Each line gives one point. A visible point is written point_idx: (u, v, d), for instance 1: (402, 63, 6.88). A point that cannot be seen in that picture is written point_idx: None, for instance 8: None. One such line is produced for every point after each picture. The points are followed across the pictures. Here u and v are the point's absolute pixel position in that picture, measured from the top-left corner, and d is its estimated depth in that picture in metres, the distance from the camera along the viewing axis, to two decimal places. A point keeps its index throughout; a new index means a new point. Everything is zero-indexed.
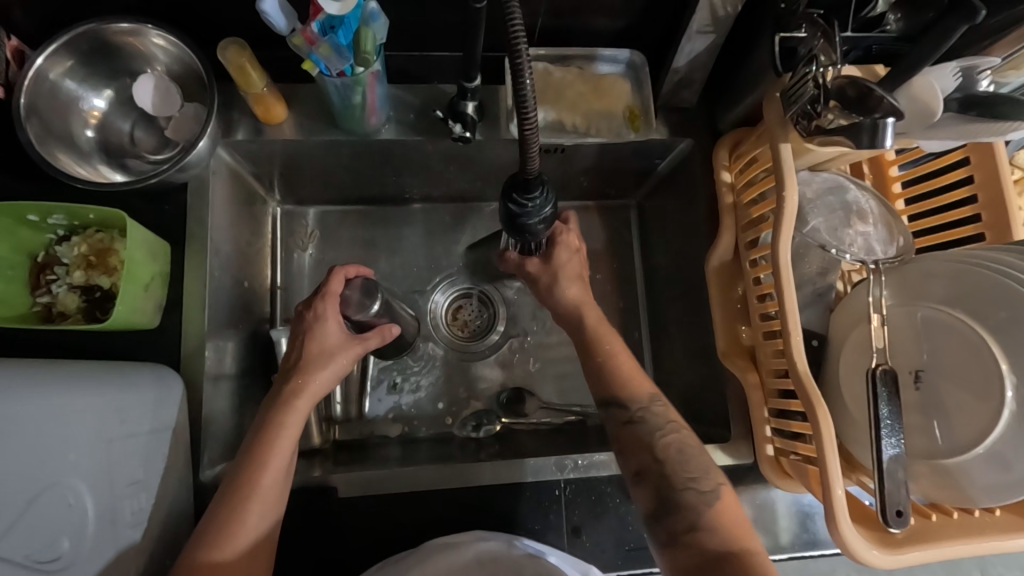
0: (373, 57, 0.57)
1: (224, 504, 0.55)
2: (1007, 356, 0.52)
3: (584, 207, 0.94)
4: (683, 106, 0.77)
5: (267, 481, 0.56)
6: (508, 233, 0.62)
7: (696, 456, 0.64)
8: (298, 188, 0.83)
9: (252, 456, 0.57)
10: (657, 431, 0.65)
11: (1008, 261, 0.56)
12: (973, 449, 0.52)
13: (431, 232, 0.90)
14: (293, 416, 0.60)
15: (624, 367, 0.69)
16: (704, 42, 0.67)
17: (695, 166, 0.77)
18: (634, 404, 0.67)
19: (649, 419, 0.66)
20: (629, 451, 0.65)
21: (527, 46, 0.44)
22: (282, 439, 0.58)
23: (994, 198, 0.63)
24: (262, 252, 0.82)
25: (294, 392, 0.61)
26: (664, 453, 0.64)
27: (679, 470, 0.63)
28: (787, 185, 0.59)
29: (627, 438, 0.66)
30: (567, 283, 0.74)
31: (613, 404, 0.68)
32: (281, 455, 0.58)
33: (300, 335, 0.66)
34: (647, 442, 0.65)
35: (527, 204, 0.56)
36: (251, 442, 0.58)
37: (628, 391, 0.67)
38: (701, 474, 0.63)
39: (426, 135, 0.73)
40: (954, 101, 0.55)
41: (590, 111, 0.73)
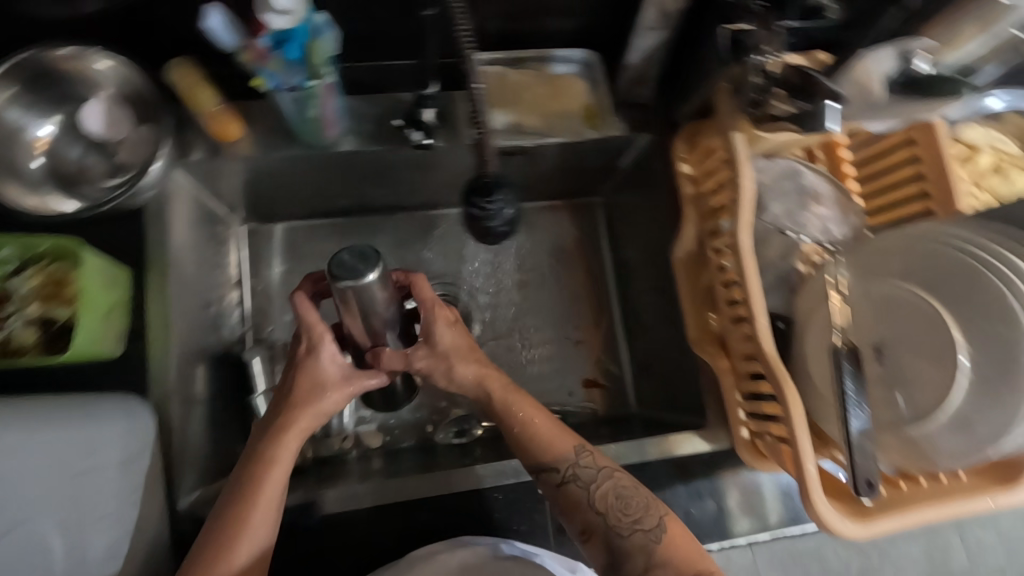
0: (324, 67, 0.56)
1: (211, 546, 0.55)
2: (959, 325, 0.54)
3: (552, 207, 0.95)
4: (642, 102, 0.78)
5: (256, 517, 0.56)
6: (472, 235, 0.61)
7: (634, 497, 0.62)
8: (262, 204, 0.83)
9: (242, 488, 0.57)
10: (591, 485, 0.63)
11: (963, 235, 0.57)
12: (934, 415, 0.54)
13: (402, 240, 0.91)
14: (285, 451, 0.59)
15: (540, 431, 0.64)
16: (655, 38, 0.68)
17: (655, 160, 0.79)
18: (563, 465, 0.63)
19: (580, 476, 0.63)
20: (570, 511, 0.63)
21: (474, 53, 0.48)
22: (271, 474, 0.57)
23: (938, 173, 0.64)
24: (225, 272, 0.81)
25: (283, 427, 0.59)
26: (603, 506, 0.62)
27: (621, 518, 0.62)
28: (741, 172, 0.60)
29: (564, 499, 0.63)
30: (461, 363, 0.65)
31: (542, 471, 0.64)
32: (273, 490, 0.57)
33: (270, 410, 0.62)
34: (584, 502, 0.62)
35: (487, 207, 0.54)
36: (241, 475, 0.58)
37: (553, 455, 0.63)
38: (642, 513, 0.62)
39: (386, 143, 0.72)
40: (897, 82, 0.57)
41: (548, 113, 0.74)
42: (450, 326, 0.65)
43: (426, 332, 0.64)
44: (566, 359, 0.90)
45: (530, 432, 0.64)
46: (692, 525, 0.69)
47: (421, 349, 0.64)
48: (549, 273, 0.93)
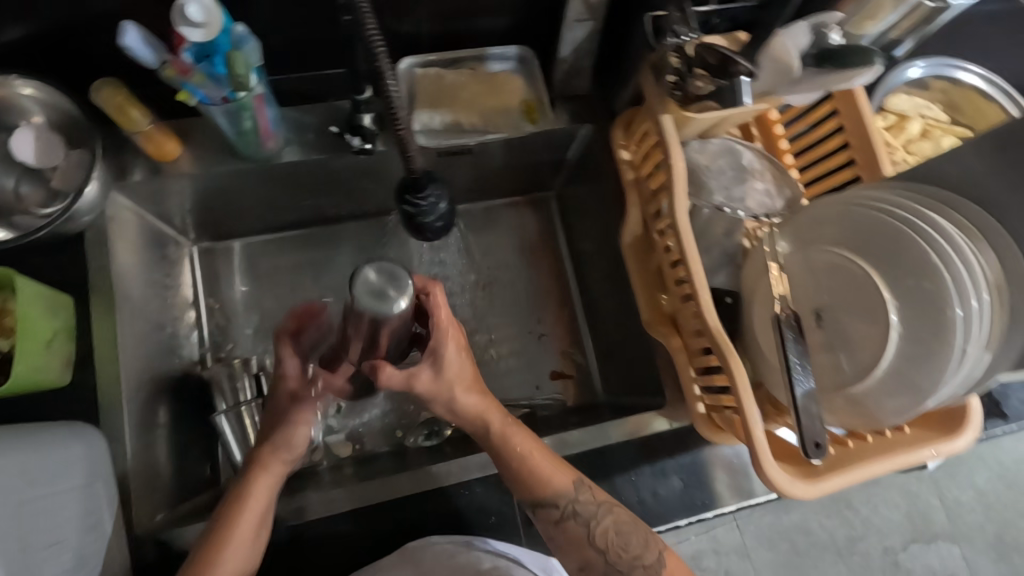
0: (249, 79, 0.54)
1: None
2: (888, 285, 0.56)
3: (513, 203, 0.97)
4: (580, 94, 0.79)
5: (229, 556, 0.57)
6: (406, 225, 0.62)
7: (634, 534, 0.63)
8: (212, 224, 0.83)
9: (216, 530, 0.58)
10: (591, 521, 0.63)
11: (891, 199, 0.59)
12: (873, 372, 0.56)
13: (359, 249, 0.92)
14: (262, 488, 0.60)
15: (541, 466, 0.64)
16: (584, 30, 0.70)
17: (598, 150, 0.80)
18: (562, 501, 0.64)
19: (580, 512, 0.64)
20: (569, 547, 0.64)
21: (389, 64, 0.48)
22: (244, 515, 0.58)
23: (863, 140, 0.66)
24: (178, 294, 0.81)
25: (257, 468, 0.60)
26: (604, 542, 0.63)
27: (621, 554, 0.62)
28: (671, 152, 0.62)
29: (562, 536, 0.64)
30: (463, 392, 0.62)
31: (541, 507, 0.64)
32: (248, 529, 0.58)
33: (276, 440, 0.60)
34: (584, 538, 0.63)
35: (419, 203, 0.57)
36: (216, 515, 0.59)
37: (554, 491, 0.63)
38: (642, 551, 0.62)
39: (329, 152, 0.73)
40: (811, 56, 0.59)
41: (486, 109, 0.74)
42: (457, 346, 0.60)
43: (438, 355, 0.59)
44: (530, 354, 0.91)
45: (529, 467, 0.63)
46: (658, 503, 0.71)
47: (428, 373, 0.59)
48: (509, 270, 0.94)
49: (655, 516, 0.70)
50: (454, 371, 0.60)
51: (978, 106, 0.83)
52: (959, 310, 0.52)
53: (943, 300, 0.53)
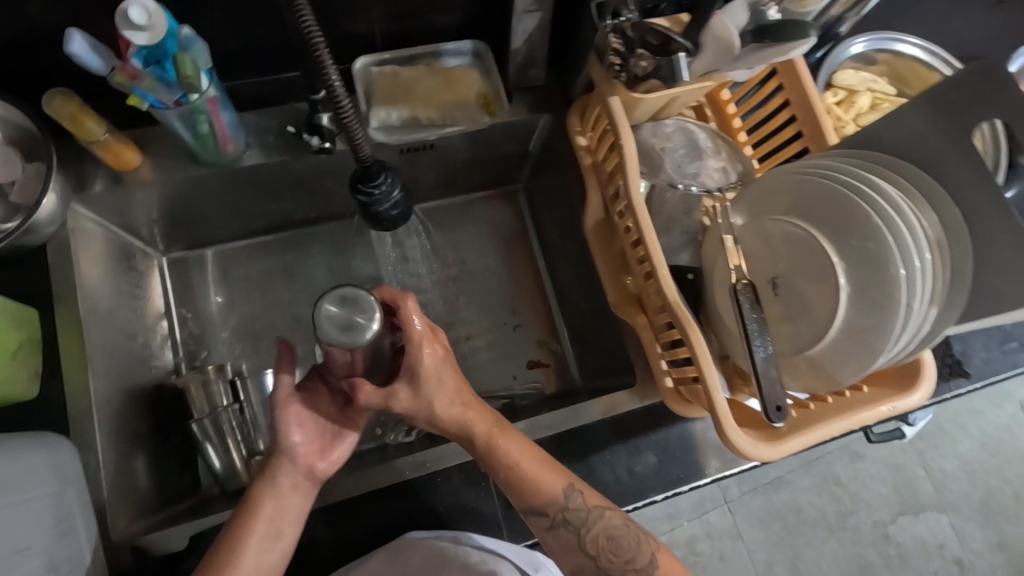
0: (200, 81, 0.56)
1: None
2: (834, 248, 0.58)
3: (485, 197, 0.98)
4: (537, 84, 0.81)
5: (247, 563, 0.56)
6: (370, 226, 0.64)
7: (625, 536, 0.63)
8: (180, 234, 0.84)
9: (233, 538, 0.57)
10: (582, 528, 0.63)
11: (836, 165, 0.61)
12: (826, 333, 0.58)
13: (331, 251, 0.93)
14: (270, 500, 0.59)
15: (531, 474, 0.63)
16: (534, 20, 0.71)
17: (557, 139, 0.82)
18: (552, 509, 0.63)
19: (571, 520, 0.63)
20: (562, 552, 0.65)
21: (333, 66, 0.48)
22: (260, 521, 0.58)
23: (808, 113, 0.68)
24: (149, 304, 0.81)
25: (273, 473, 0.60)
26: (596, 548, 0.64)
27: (613, 558, 0.64)
28: (623, 135, 0.64)
29: (554, 540, 0.64)
30: (445, 403, 0.61)
31: (533, 513, 0.64)
32: (258, 542, 0.58)
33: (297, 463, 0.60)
34: (574, 543, 0.64)
35: (374, 191, 0.58)
36: (234, 524, 0.59)
37: (543, 499, 0.63)
38: (634, 555, 0.63)
39: (290, 153, 0.74)
40: (749, 33, 0.61)
41: (443, 103, 0.75)
42: (434, 351, 0.60)
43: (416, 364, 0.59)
44: (506, 345, 0.92)
45: (518, 475, 0.63)
46: (634, 480, 0.72)
47: (408, 389, 0.60)
48: (481, 263, 0.95)
49: (632, 494, 0.71)
50: (433, 383, 0.60)
51: (924, 79, 0.85)
52: (902, 269, 0.54)
53: (887, 259, 0.55)
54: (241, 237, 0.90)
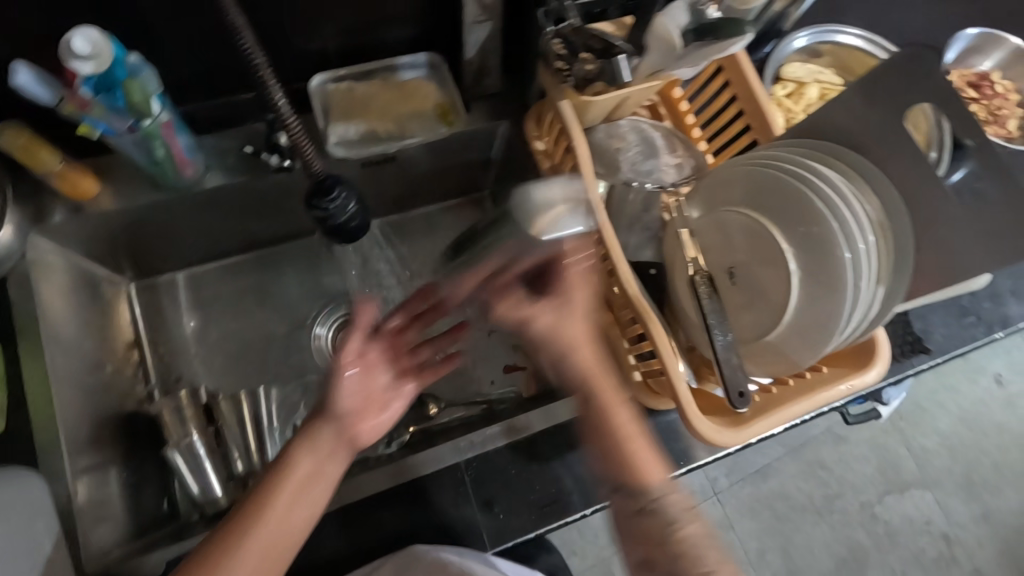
0: (149, 105, 0.58)
1: (206, 552, 0.53)
2: (784, 237, 0.60)
3: (455, 205, 0.99)
4: (493, 92, 0.82)
5: (268, 531, 0.54)
6: (333, 239, 0.64)
7: (706, 554, 0.58)
8: (147, 260, 0.84)
9: (262, 495, 0.55)
10: (672, 525, 0.59)
11: (783, 155, 0.63)
12: (781, 319, 0.60)
13: (302, 269, 0.93)
14: (307, 462, 0.56)
15: (639, 454, 0.61)
16: (485, 30, 0.73)
17: (517, 145, 0.83)
18: (648, 495, 0.60)
19: (664, 513, 0.59)
20: (640, 541, 0.60)
21: (278, 87, 0.51)
22: (291, 484, 0.55)
23: (755, 106, 0.71)
24: (118, 333, 0.81)
25: (314, 431, 0.57)
26: (678, 549, 0.58)
27: (693, 567, 0.58)
28: (574, 136, 0.66)
29: (637, 529, 0.60)
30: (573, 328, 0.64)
31: (619, 495, 0.61)
32: (286, 505, 0.55)
33: (345, 422, 0.58)
34: (659, 539, 0.59)
35: (329, 205, 0.58)
36: (264, 480, 0.56)
37: (642, 479, 0.60)
38: (716, 569, 0.58)
39: (250, 173, 0.74)
40: (690, 32, 0.63)
41: (400, 115, 0.77)
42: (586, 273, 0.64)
43: (554, 293, 0.64)
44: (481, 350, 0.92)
45: (630, 451, 0.61)
46: None
47: (552, 317, 0.63)
48: None
49: None
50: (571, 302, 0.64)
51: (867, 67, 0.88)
52: (847, 252, 0.56)
53: (833, 243, 0.57)
54: (212, 258, 0.91)
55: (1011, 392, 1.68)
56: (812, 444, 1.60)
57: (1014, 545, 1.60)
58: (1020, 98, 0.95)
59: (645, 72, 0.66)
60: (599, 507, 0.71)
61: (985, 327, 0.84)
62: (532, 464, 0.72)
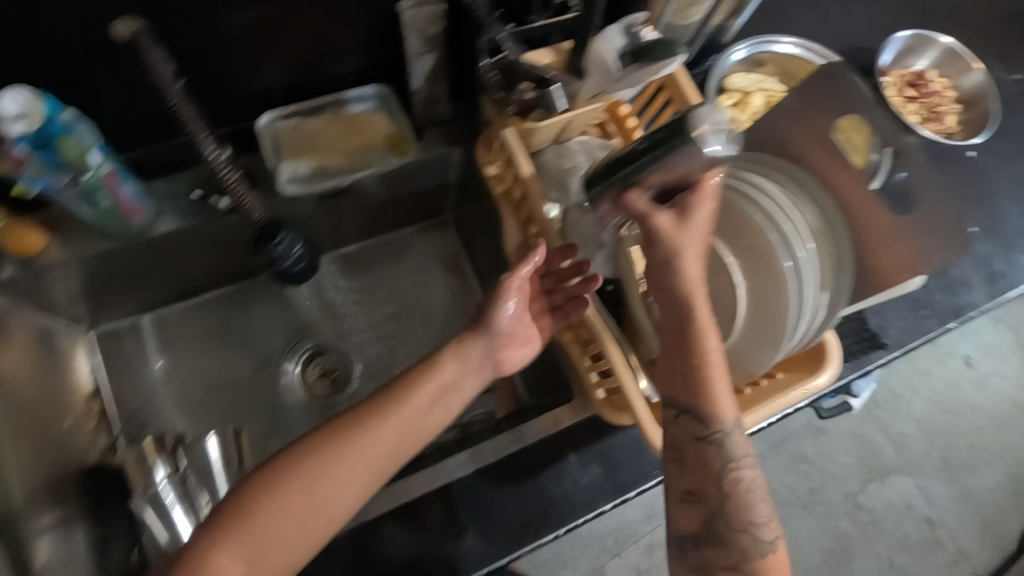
0: (85, 160, 0.59)
1: (372, 415, 0.55)
2: (728, 249, 0.62)
3: (419, 229, 0.99)
4: (444, 119, 0.83)
5: (381, 439, 0.54)
6: (274, 275, 0.81)
7: (760, 501, 0.58)
8: (106, 307, 0.83)
9: (386, 398, 0.56)
10: (732, 461, 0.58)
11: (724, 168, 0.64)
12: (731, 330, 0.61)
13: (269, 304, 0.93)
14: (453, 368, 0.59)
15: (719, 386, 0.58)
16: (430, 60, 0.73)
17: (473, 168, 0.84)
18: (717, 426, 0.58)
19: (728, 446, 0.58)
20: (689, 468, 0.58)
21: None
22: (417, 397, 0.57)
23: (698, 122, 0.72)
24: (78, 384, 0.80)
25: (451, 351, 0.59)
26: (732, 487, 0.57)
27: (740, 511, 0.57)
28: (522, 164, 0.68)
29: (693, 455, 0.58)
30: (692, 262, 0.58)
31: (689, 418, 0.58)
32: (413, 415, 0.56)
33: (496, 341, 0.62)
34: (717, 470, 0.58)
35: (276, 247, 0.74)
36: (388, 386, 0.57)
37: (716, 411, 0.58)
38: (766, 521, 0.57)
39: (201, 216, 0.74)
40: (627, 56, 0.65)
41: (350, 149, 0.77)
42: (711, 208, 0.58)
43: (694, 216, 0.58)
44: None
45: (707, 379, 0.58)
46: (582, 493, 0.73)
47: (671, 219, 0.58)
48: (418, 297, 0.97)
49: (581, 506, 0.72)
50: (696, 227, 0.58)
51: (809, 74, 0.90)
52: (788, 261, 0.58)
53: (774, 254, 0.59)
54: (174, 300, 0.90)
55: (982, 372, 1.72)
56: (792, 439, 1.62)
57: (995, 523, 1.63)
58: (956, 94, 0.99)
59: (587, 96, 0.68)
60: (570, 526, 0.72)
61: (938, 319, 0.86)
62: (504, 487, 0.72)
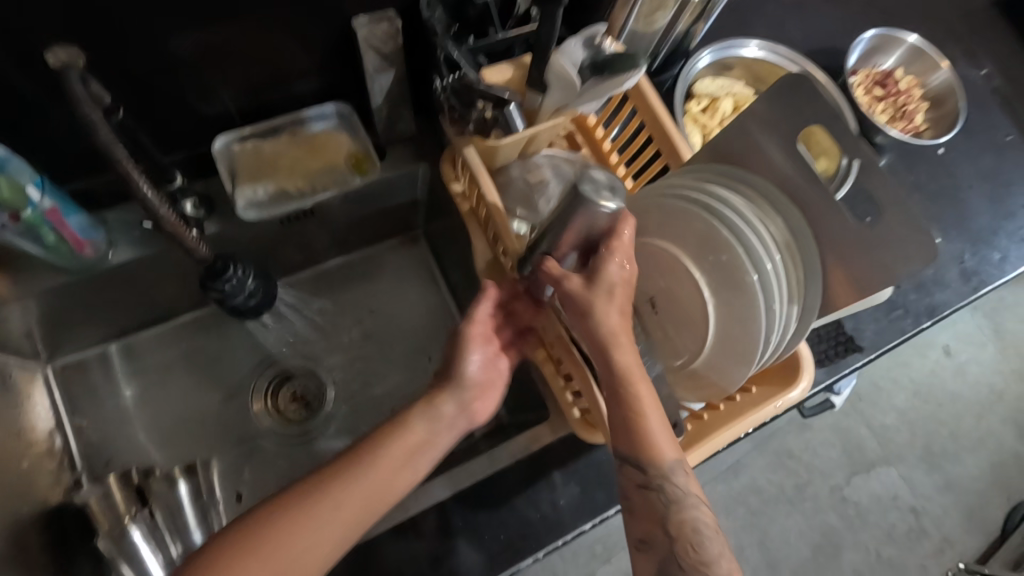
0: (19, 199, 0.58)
1: (328, 479, 0.54)
2: (696, 264, 0.61)
3: (390, 246, 0.97)
4: (408, 135, 0.81)
5: (360, 490, 0.53)
6: (226, 309, 0.76)
7: (712, 538, 0.53)
8: (65, 340, 0.80)
9: (370, 444, 0.56)
10: (673, 504, 0.54)
11: (692, 182, 0.63)
12: (703, 346, 0.61)
13: (237, 329, 0.91)
14: (425, 428, 0.58)
15: (656, 429, 0.54)
16: (389, 77, 0.71)
17: (439, 185, 0.82)
18: (653, 470, 0.54)
19: (667, 491, 0.54)
20: (638, 512, 0.56)
21: (145, 179, 0.56)
22: (396, 448, 0.56)
23: (662, 132, 0.71)
24: (38, 421, 0.77)
25: (431, 399, 0.60)
26: (676, 530, 0.53)
27: (690, 552, 0.53)
28: (483, 183, 0.67)
29: (639, 500, 0.55)
30: (610, 311, 0.56)
31: (629, 464, 0.55)
32: (389, 468, 0.55)
33: (465, 394, 0.61)
34: (660, 514, 0.54)
35: (224, 285, 0.70)
36: (370, 437, 0.57)
37: (649, 457, 0.54)
38: (716, 558, 0.52)
39: (157, 246, 0.72)
40: (587, 69, 0.63)
41: (309, 171, 0.75)
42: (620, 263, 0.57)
43: (602, 275, 0.56)
44: None
45: (643, 425, 0.54)
46: (560, 514, 0.72)
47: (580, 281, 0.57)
48: (392, 315, 0.95)
49: (561, 528, 0.71)
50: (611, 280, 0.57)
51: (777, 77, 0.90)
52: (754, 274, 0.57)
53: (740, 268, 0.58)
54: (138, 328, 0.87)
55: (961, 361, 1.74)
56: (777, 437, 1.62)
57: (978, 510, 1.65)
58: (923, 92, 0.99)
59: (549, 111, 0.67)
60: (549, 548, 0.71)
61: (912, 319, 0.86)
62: (480, 513, 0.71)
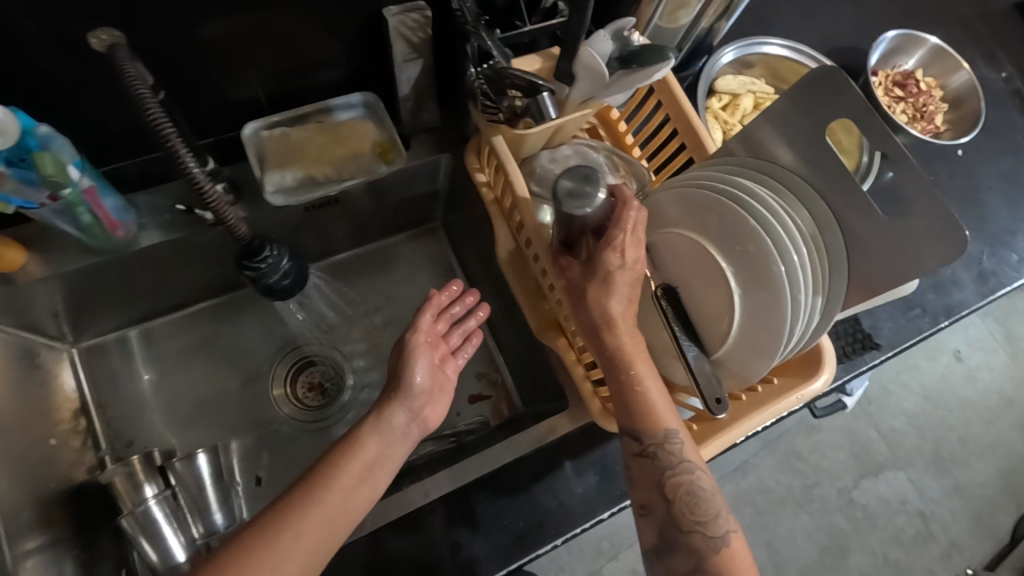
0: (63, 177, 0.59)
1: (285, 508, 0.53)
2: (722, 254, 0.62)
3: (408, 237, 0.98)
4: (431, 126, 0.82)
5: (325, 510, 0.54)
6: (263, 296, 0.77)
7: (708, 500, 0.57)
8: (90, 322, 0.82)
9: (327, 463, 0.57)
10: (669, 469, 0.58)
11: (717, 174, 0.64)
12: (729, 334, 0.62)
13: (256, 315, 0.92)
14: (376, 442, 0.60)
15: (655, 402, 0.59)
16: (416, 67, 0.72)
17: (461, 175, 0.83)
18: (649, 439, 0.58)
19: (662, 457, 0.58)
20: (638, 482, 0.59)
21: (189, 154, 0.56)
22: (355, 464, 0.57)
23: (687, 127, 0.72)
24: (63, 401, 0.78)
25: (379, 411, 0.62)
26: (672, 493, 0.58)
27: (687, 512, 0.57)
28: (510, 171, 0.68)
29: (638, 470, 0.59)
30: (612, 298, 0.59)
31: (628, 435, 0.59)
32: (348, 486, 0.56)
33: (415, 402, 0.64)
34: (655, 479, 0.58)
35: (261, 264, 0.70)
36: (326, 458, 0.58)
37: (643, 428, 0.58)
38: (711, 518, 0.57)
39: (185, 229, 0.73)
40: (614, 61, 0.64)
41: (335, 158, 0.76)
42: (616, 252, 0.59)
43: (599, 262, 0.59)
44: None
45: (642, 400, 0.59)
46: (576, 502, 0.72)
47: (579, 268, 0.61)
48: (409, 305, 0.96)
49: (577, 517, 0.72)
50: (610, 268, 0.59)
51: (797, 75, 0.90)
52: (782, 265, 0.58)
53: (769, 258, 0.58)
54: (161, 313, 0.89)
55: (971, 366, 1.73)
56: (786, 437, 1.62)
57: (986, 515, 1.64)
58: (943, 93, 1.00)
59: (576, 101, 0.67)
60: (568, 535, 0.71)
61: (929, 318, 0.86)
62: (496, 500, 0.71)
